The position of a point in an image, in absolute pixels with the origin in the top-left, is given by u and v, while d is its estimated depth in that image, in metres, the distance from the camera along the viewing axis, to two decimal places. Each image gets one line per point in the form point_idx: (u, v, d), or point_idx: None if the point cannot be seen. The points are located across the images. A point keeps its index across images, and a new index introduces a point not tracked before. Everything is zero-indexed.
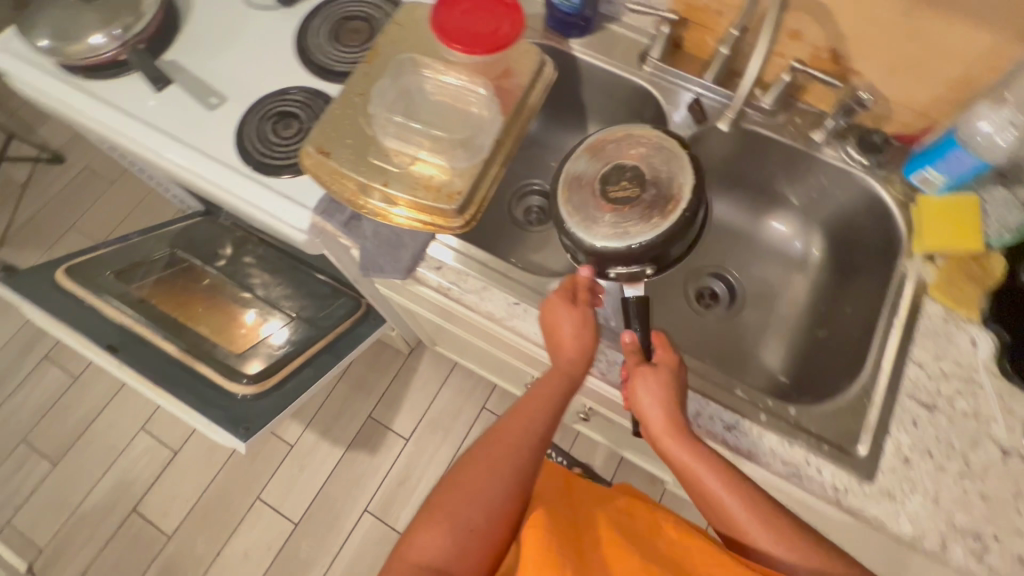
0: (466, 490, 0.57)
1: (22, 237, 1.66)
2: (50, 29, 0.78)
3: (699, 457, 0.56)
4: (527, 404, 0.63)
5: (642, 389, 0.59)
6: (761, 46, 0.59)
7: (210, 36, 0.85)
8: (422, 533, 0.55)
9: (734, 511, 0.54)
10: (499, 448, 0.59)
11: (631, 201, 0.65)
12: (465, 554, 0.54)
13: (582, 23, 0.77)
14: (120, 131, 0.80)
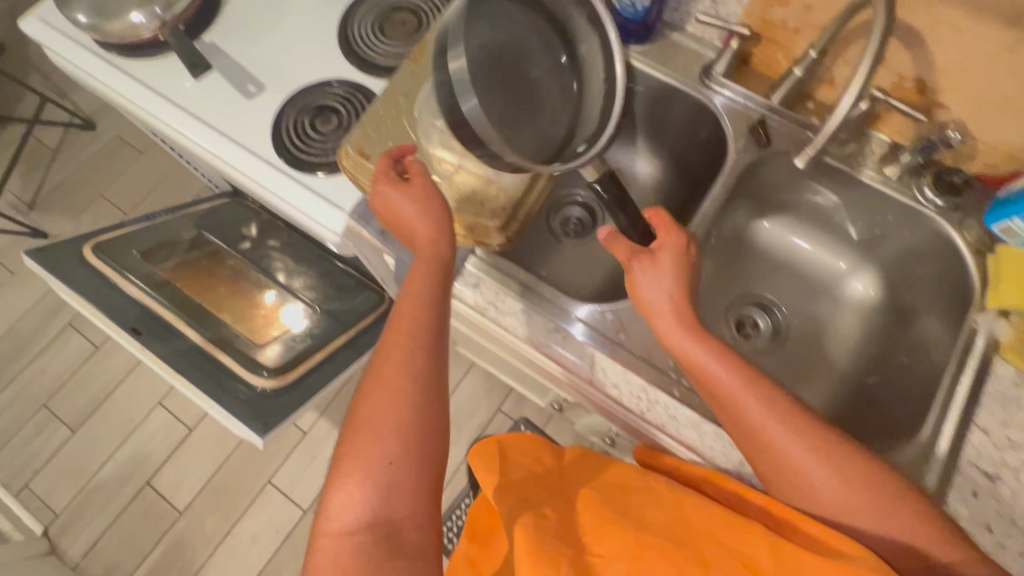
0: (372, 427, 0.49)
1: (51, 202, 1.66)
2: (90, 6, 0.75)
3: (709, 350, 0.54)
4: (405, 309, 0.55)
5: (651, 271, 0.57)
6: (857, 77, 0.53)
7: (251, 18, 0.82)
8: (337, 494, 0.48)
9: (750, 411, 0.51)
10: (389, 369, 0.52)
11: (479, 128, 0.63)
12: (394, 490, 0.48)
13: (643, 29, 0.73)
14: (156, 115, 0.77)
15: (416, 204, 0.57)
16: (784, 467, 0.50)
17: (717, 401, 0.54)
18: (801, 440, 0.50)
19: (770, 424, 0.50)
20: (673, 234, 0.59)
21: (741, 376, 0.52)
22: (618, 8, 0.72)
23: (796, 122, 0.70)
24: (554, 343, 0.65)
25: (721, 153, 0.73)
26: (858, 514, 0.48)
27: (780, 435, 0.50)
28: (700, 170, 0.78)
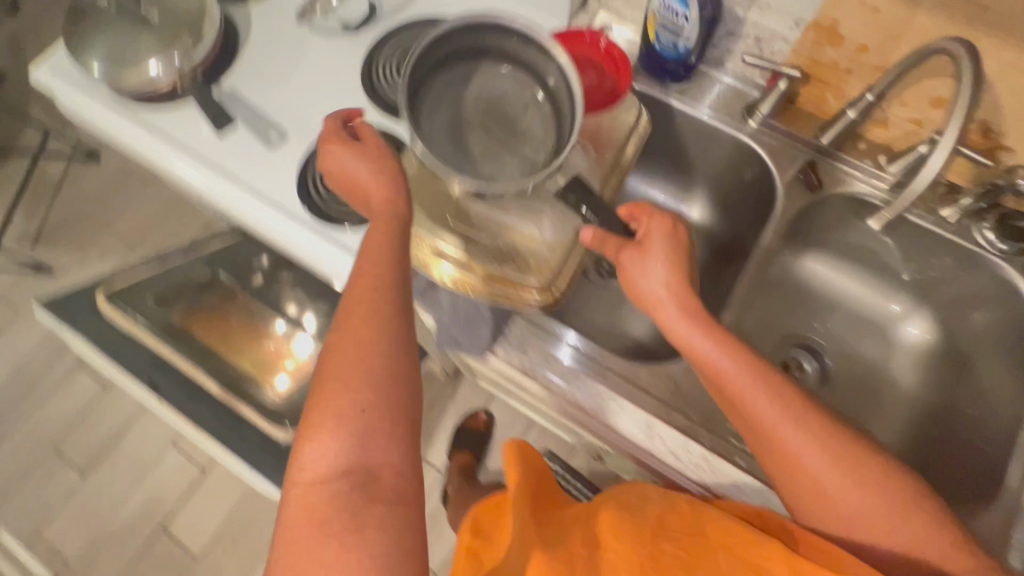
0: (344, 376, 0.48)
1: (54, 236, 1.62)
2: (104, 54, 0.72)
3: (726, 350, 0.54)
4: (370, 260, 0.53)
5: (658, 270, 0.57)
6: (946, 137, 0.50)
7: (270, 61, 0.78)
8: (311, 444, 0.47)
9: (752, 400, 0.52)
10: (359, 316, 0.51)
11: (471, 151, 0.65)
12: (370, 437, 0.47)
13: (682, 69, 0.69)
14: (174, 168, 0.74)
15: (369, 160, 0.57)
16: (798, 467, 0.51)
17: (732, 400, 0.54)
18: (822, 443, 0.50)
19: (788, 424, 0.51)
20: (669, 228, 0.58)
21: (759, 378, 0.53)
22: (658, 48, 0.68)
23: (844, 164, 0.68)
24: (608, 408, 0.63)
25: (768, 198, 0.71)
26: (869, 517, 0.49)
27: (796, 435, 0.51)
28: (743, 213, 0.75)
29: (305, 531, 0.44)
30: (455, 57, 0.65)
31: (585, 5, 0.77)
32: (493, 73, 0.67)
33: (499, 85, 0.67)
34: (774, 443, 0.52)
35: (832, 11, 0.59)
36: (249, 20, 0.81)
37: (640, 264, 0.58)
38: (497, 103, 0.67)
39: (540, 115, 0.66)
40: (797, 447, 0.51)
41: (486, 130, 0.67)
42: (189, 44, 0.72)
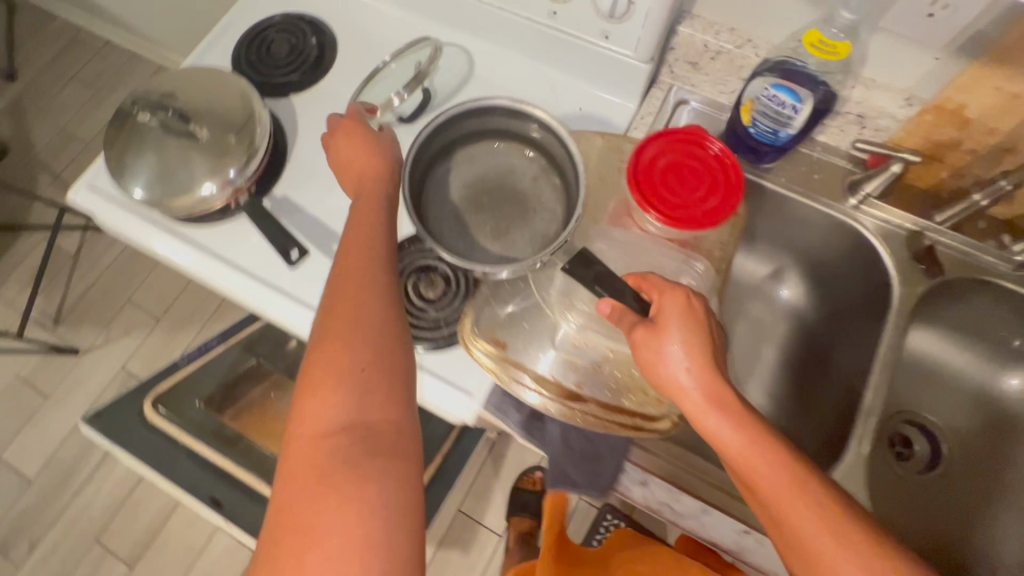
0: (341, 338, 0.48)
1: (76, 314, 1.57)
2: (148, 177, 0.67)
3: (753, 442, 0.46)
4: (360, 231, 0.55)
5: (673, 352, 0.48)
6: None
7: (321, 163, 0.73)
8: (311, 406, 0.46)
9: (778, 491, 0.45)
10: (353, 280, 0.51)
11: (479, 225, 0.64)
12: (368, 391, 0.47)
13: (775, 149, 0.63)
14: (234, 290, 0.69)
15: (366, 146, 0.61)
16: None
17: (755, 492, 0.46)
18: (859, 556, 0.43)
19: (817, 530, 0.43)
20: (686, 303, 0.49)
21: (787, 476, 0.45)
22: (751, 132, 0.62)
23: (965, 245, 0.64)
24: (747, 547, 0.56)
25: (879, 282, 0.65)
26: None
27: (828, 544, 0.43)
28: (845, 293, 0.70)
29: (304, 490, 0.43)
30: (449, 147, 0.64)
31: (658, 80, 0.70)
32: (485, 150, 0.66)
33: (494, 161, 0.66)
34: (797, 545, 0.44)
35: (961, 95, 0.54)
36: (296, 120, 0.76)
37: (654, 346, 0.48)
38: (496, 178, 0.66)
39: (540, 173, 0.65)
40: (831, 552, 0.43)
41: (497, 213, 0.65)
42: (243, 158, 0.68)
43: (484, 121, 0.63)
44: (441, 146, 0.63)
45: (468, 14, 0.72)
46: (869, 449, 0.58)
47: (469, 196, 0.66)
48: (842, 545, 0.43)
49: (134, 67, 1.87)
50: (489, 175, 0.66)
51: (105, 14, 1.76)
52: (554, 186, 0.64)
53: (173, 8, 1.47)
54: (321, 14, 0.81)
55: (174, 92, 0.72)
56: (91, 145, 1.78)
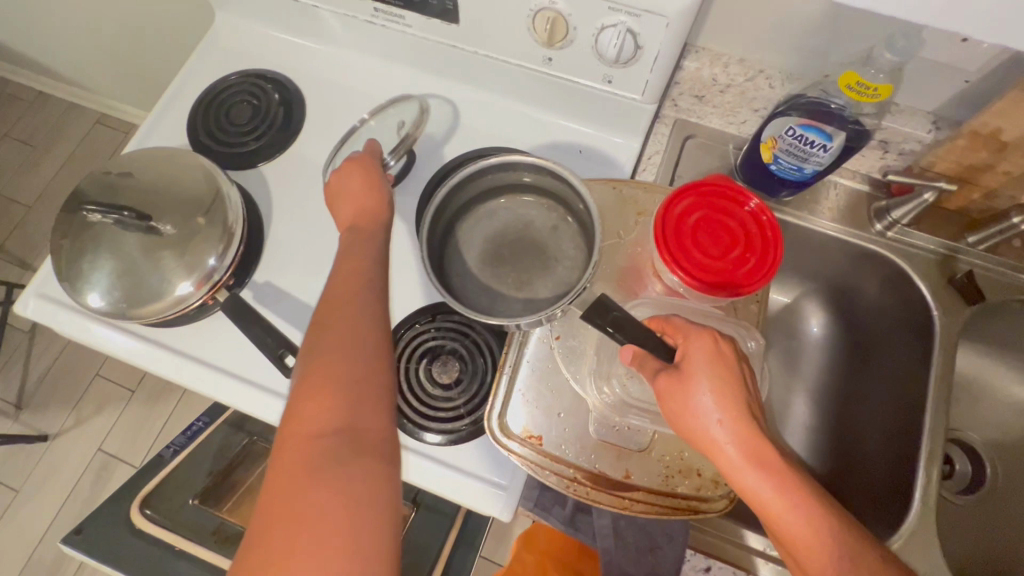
0: (343, 338, 0.43)
1: (38, 397, 1.44)
2: (106, 284, 0.59)
3: (795, 501, 0.41)
4: (356, 244, 0.52)
5: (705, 404, 0.42)
6: None
7: (303, 240, 0.66)
8: (306, 404, 0.41)
9: (822, 554, 0.40)
10: (352, 282, 0.47)
11: (499, 278, 0.58)
12: (361, 401, 0.41)
13: (797, 183, 0.58)
14: (217, 396, 0.61)
15: (365, 181, 0.56)
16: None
17: (793, 554, 0.42)
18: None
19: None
20: (714, 346, 0.44)
21: (832, 537, 0.40)
22: (773, 168, 0.58)
23: (1002, 265, 0.61)
24: None
25: (917, 311, 0.62)
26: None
27: None
28: (876, 320, 0.67)
29: (294, 493, 0.38)
30: (468, 202, 0.59)
31: (661, 115, 0.65)
32: (490, 210, 0.60)
33: (502, 217, 0.59)
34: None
35: (998, 120, 0.51)
36: (269, 193, 0.68)
37: (681, 398, 0.43)
38: (510, 232, 0.59)
39: (554, 216, 0.59)
40: None
41: (515, 271, 0.58)
42: (219, 247, 0.60)
43: (483, 183, 0.58)
44: (444, 219, 0.57)
45: (451, 61, 0.66)
46: (937, 496, 0.55)
47: (488, 251, 0.59)
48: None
49: (72, 117, 1.73)
50: (508, 226, 0.59)
51: (30, 65, 1.61)
52: (573, 230, 0.58)
53: (108, 55, 1.34)
54: (284, 70, 0.73)
55: (122, 179, 0.63)
56: (35, 208, 1.64)
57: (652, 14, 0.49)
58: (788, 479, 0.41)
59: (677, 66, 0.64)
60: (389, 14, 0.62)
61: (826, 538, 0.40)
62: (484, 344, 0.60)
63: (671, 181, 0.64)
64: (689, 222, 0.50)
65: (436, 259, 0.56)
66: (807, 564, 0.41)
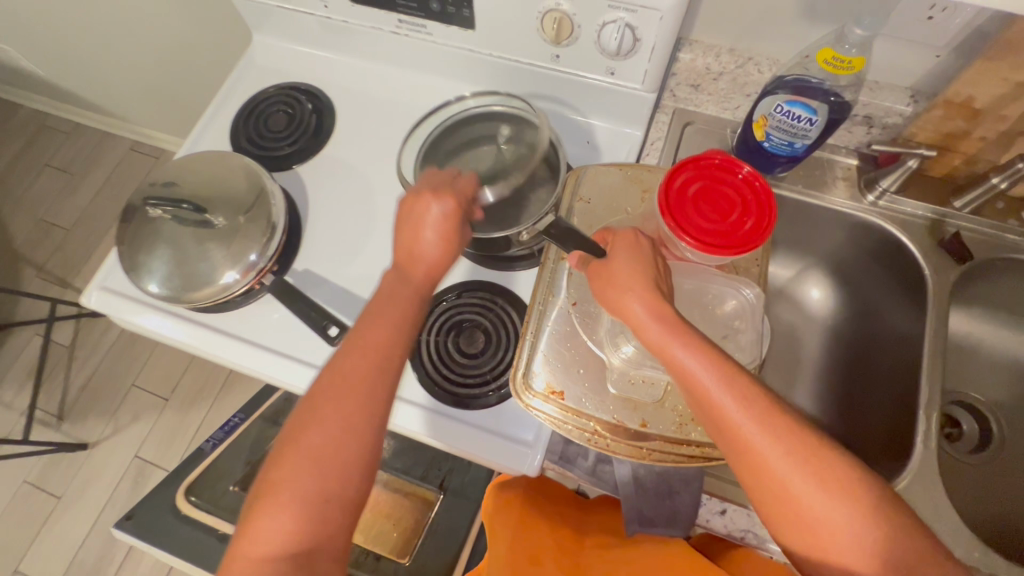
0: (314, 462, 0.45)
1: (78, 407, 1.51)
2: (164, 273, 0.65)
3: (713, 367, 0.44)
4: (372, 335, 0.50)
5: (624, 290, 0.48)
6: None
7: (338, 230, 0.72)
8: (265, 518, 0.43)
9: (727, 405, 0.44)
10: (347, 398, 0.47)
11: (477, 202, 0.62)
12: (319, 525, 0.44)
13: (790, 159, 0.63)
14: (264, 371, 0.67)
15: (439, 224, 0.54)
16: (789, 498, 0.42)
17: (715, 423, 0.45)
18: (812, 469, 0.42)
19: (777, 451, 0.42)
20: (634, 244, 0.51)
21: (744, 399, 0.44)
22: (766, 145, 0.63)
23: (984, 226, 0.65)
24: None
25: (911, 274, 0.67)
26: (857, 542, 0.41)
27: (776, 448, 0.42)
28: (872, 285, 0.72)
29: None
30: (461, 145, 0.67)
31: (661, 104, 0.71)
32: (476, 153, 0.66)
33: (483, 153, 0.65)
34: (758, 470, 0.43)
35: (968, 87, 0.57)
36: (305, 191, 0.75)
37: (604, 280, 0.50)
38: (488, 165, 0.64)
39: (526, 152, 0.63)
40: (774, 452, 0.42)
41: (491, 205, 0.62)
42: (262, 239, 0.66)
43: (467, 130, 0.67)
44: (434, 153, 0.66)
45: (467, 66, 0.73)
46: (937, 442, 0.59)
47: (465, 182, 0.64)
48: (797, 461, 0.42)
49: (107, 146, 1.84)
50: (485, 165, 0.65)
51: (71, 99, 1.73)
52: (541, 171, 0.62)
53: (144, 85, 1.45)
54: (316, 82, 0.81)
55: (178, 179, 0.71)
56: (73, 232, 1.74)
57: (647, 9, 0.55)
58: (705, 347, 0.45)
59: (673, 59, 0.71)
60: (411, 24, 0.69)
61: (738, 399, 0.44)
62: (506, 319, 0.65)
63: (673, 163, 0.70)
64: (694, 183, 0.56)
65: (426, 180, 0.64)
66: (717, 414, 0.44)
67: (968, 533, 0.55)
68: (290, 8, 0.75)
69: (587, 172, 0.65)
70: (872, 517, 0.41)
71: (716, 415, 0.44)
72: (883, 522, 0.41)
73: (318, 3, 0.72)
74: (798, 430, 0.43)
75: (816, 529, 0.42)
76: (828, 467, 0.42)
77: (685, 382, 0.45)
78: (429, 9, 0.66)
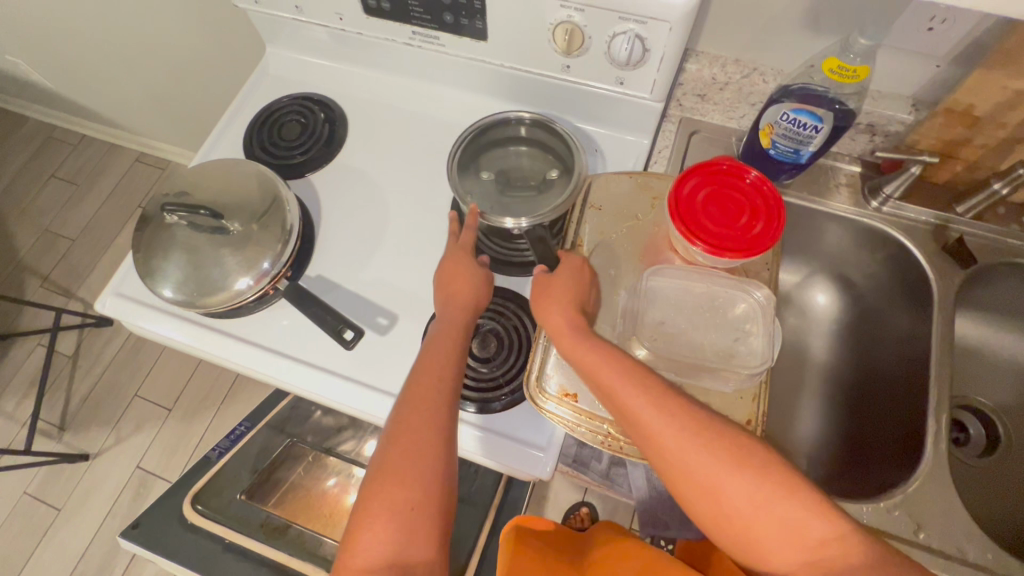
0: (398, 474, 0.48)
1: (79, 418, 1.50)
2: (178, 279, 0.66)
3: (618, 368, 0.49)
4: (433, 356, 0.55)
5: (552, 304, 0.55)
6: None
7: (351, 235, 0.73)
8: (365, 535, 0.46)
9: (626, 399, 0.48)
10: (416, 413, 0.51)
11: (494, 202, 0.65)
12: (414, 534, 0.46)
13: (795, 167, 0.65)
14: (275, 376, 0.67)
15: (455, 269, 0.61)
16: (693, 478, 0.45)
17: (624, 418, 0.49)
18: (712, 449, 0.45)
19: (677, 435, 0.46)
20: (578, 269, 0.57)
21: (645, 391, 0.48)
22: (772, 153, 0.64)
23: (985, 231, 0.67)
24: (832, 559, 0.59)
25: (916, 279, 0.68)
26: (756, 509, 0.44)
27: (671, 435, 0.46)
28: (877, 289, 0.73)
29: None
30: (505, 141, 0.70)
31: (668, 114, 0.73)
32: (514, 156, 0.69)
33: (527, 165, 0.68)
34: (667, 457, 0.46)
35: (968, 97, 0.59)
36: (318, 198, 0.76)
37: (537, 298, 0.56)
38: (518, 179, 0.67)
39: (552, 194, 0.65)
40: (674, 437, 0.46)
41: (509, 201, 0.65)
42: (276, 246, 0.67)
43: (526, 135, 0.70)
44: (495, 132, 0.70)
45: (480, 76, 0.74)
46: (947, 444, 0.59)
47: (491, 176, 0.67)
48: (697, 443, 0.45)
49: (114, 157, 1.86)
50: (513, 169, 0.68)
51: (78, 112, 1.75)
52: (559, 190, 0.65)
53: (151, 95, 1.46)
54: (329, 93, 0.82)
55: (193, 187, 0.71)
56: (78, 242, 1.75)
57: (656, 21, 0.57)
58: (610, 351, 0.51)
59: (679, 69, 0.73)
60: (424, 36, 0.71)
61: (640, 391, 0.48)
62: (518, 324, 0.66)
63: (680, 170, 0.71)
64: (704, 192, 0.57)
65: (473, 141, 0.69)
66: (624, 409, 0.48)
67: (981, 534, 0.55)
68: (304, 20, 0.76)
69: (598, 179, 0.64)
70: (768, 483, 0.44)
71: (623, 412, 0.48)
72: (780, 487, 0.44)
73: (332, 15, 0.74)
74: (692, 412, 0.47)
75: (723, 504, 0.44)
76: (726, 444, 0.45)
77: (596, 382, 0.50)
78: (442, 22, 0.68)
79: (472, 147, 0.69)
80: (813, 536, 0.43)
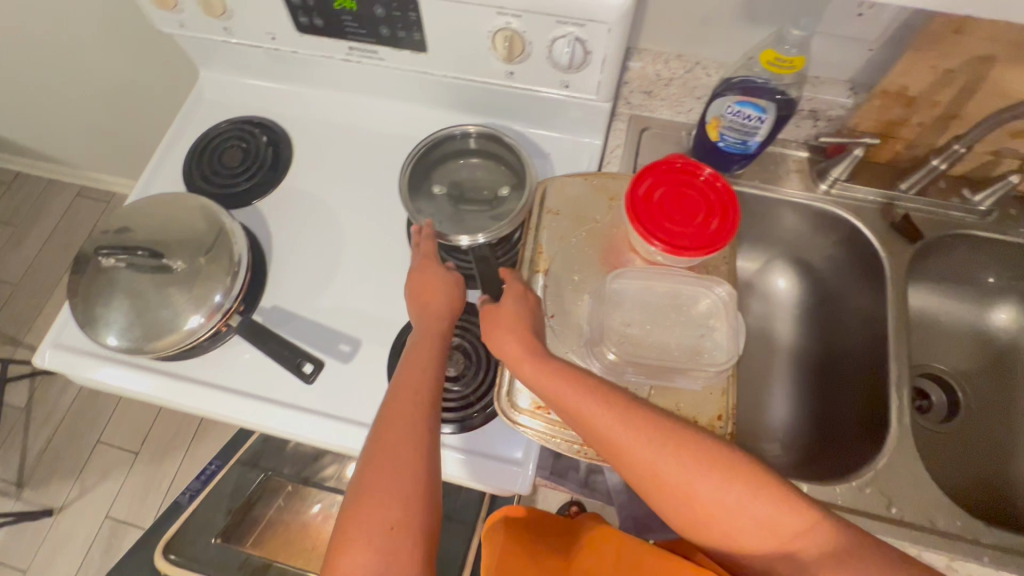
0: (376, 496, 0.46)
1: (38, 472, 1.42)
2: (122, 324, 0.62)
3: (581, 391, 0.48)
4: (409, 375, 0.53)
5: (506, 332, 0.53)
6: None
7: (304, 261, 0.71)
8: (344, 562, 0.43)
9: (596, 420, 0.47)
10: (392, 434, 0.49)
11: (447, 219, 0.65)
12: (397, 554, 0.44)
13: (745, 157, 0.66)
14: (235, 417, 0.64)
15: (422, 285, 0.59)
16: (667, 487, 0.45)
17: (597, 441, 0.48)
18: (687, 459, 0.45)
19: (646, 448, 0.45)
20: (521, 295, 0.55)
21: (612, 411, 0.47)
22: (721, 145, 0.65)
23: (929, 206, 0.69)
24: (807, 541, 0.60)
25: (868, 258, 0.70)
26: (730, 510, 0.44)
27: (645, 451, 0.45)
28: (833, 270, 0.75)
29: None
30: (458, 153, 0.69)
31: (617, 113, 0.72)
32: (469, 168, 0.69)
33: (480, 178, 0.68)
34: (644, 473, 0.45)
35: (902, 79, 0.60)
36: (267, 225, 0.73)
37: (488, 324, 0.54)
38: (471, 192, 0.67)
39: (505, 212, 0.65)
40: (648, 450, 0.45)
41: (462, 218, 0.65)
42: (226, 280, 0.64)
43: (479, 146, 0.69)
44: (449, 145, 0.69)
45: (424, 88, 0.72)
46: (910, 417, 0.61)
47: (444, 191, 0.67)
48: (671, 456, 0.45)
49: (52, 193, 1.76)
50: (466, 182, 0.68)
51: (8, 149, 1.65)
52: (511, 206, 0.65)
53: (86, 128, 1.39)
54: (269, 114, 0.79)
55: (131, 225, 0.68)
56: (20, 286, 1.65)
57: (595, 23, 0.56)
58: (573, 374, 0.49)
59: (624, 67, 0.72)
60: (362, 51, 0.68)
61: (609, 411, 0.47)
62: None
63: (633, 168, 0.71)
64: (657, 192, 0.57)
65: (426, 156, 0.68)
66: (595, 432, 0.47)
67: (948, 503, 0.57)
68: (236, 42, 0.73)
69: (553, 184, 0.63)
70: (738, 482, 0.44)
71: (595, 434, 0.47)
72: (749, 483, 0.44)
73: (264, 35, 0.70)
74: (661, 425, 0.46)
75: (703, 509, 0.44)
76: (693, 449, 0.45)
77: (560, 404, 0.49)
78: (379, 35, 0.66)
79: (424, 162, 0.68)
80: (787, 528, 0.43)
